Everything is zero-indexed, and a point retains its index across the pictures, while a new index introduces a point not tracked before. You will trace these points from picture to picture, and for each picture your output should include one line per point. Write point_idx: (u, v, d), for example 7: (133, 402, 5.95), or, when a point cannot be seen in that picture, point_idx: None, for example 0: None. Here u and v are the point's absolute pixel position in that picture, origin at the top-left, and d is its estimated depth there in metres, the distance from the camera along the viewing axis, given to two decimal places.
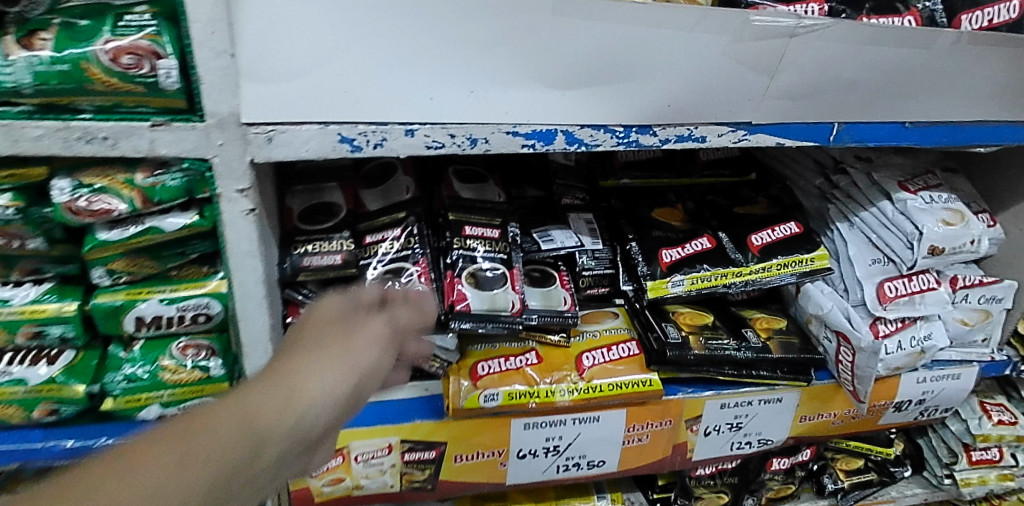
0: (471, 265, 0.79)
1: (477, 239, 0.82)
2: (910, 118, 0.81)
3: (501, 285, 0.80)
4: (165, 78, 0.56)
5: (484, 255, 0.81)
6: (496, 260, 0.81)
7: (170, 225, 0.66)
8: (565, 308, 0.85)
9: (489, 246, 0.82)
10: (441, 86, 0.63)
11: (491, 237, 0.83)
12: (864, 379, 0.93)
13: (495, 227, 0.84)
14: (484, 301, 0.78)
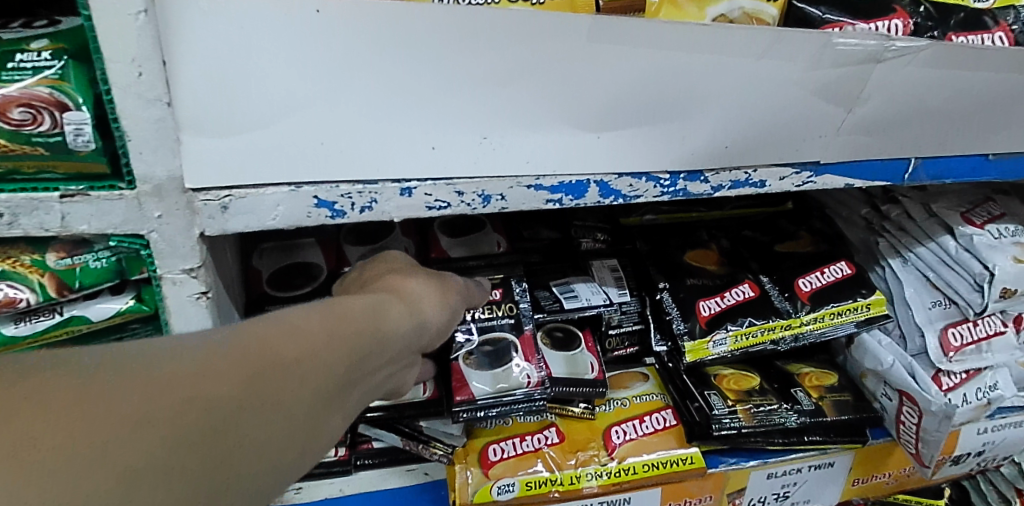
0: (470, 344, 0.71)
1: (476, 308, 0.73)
2: (995, 149, 0.68)
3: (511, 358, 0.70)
4: (74, 136, 0.42)
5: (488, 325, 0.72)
6: (500, 330, 0.72)
7: (97, 314, 0.52)
8: (593, 375, 0.73)
9: (490, 312, 0.73)
10: (446, 134, 0.50)
11: (493, 301, 0.73)
12: (932, 444, 0.79)
13: (497, 286, 0.75)
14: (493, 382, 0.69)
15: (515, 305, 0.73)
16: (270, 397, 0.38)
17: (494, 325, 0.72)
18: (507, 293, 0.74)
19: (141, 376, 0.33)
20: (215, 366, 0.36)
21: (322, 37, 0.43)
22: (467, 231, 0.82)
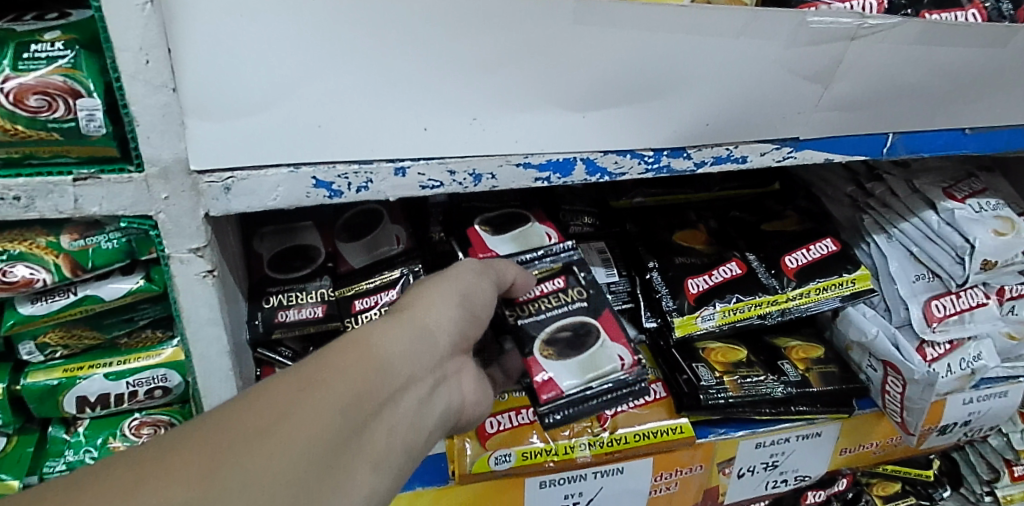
0: (544, 333, 0.65)
1: (536, 301, 0.67)
2: (971, 124, 0.70)
3: (593, 339, 0.65)
4: (86, 121, 0.45)
5: (553, 316, 0.66)
6: (578, 313, 0.66)
7: (110, 293, 0.54)
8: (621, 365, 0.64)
9: (557, 300, 0.67)
10: (438, 115, 0.52)
11: (556, 293, 0.67)
12: (916, 411, 0.83)
13: (557, 275, 0.68)
14: (580, 372, 0.64)
15: (580, 287, 0.68)
16: (285, 464, 0.40)
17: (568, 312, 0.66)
18: (569, 279, 0.68)
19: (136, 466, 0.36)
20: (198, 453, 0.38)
21: (319, 22, 0.45)
22: (506, 223, 0.73)
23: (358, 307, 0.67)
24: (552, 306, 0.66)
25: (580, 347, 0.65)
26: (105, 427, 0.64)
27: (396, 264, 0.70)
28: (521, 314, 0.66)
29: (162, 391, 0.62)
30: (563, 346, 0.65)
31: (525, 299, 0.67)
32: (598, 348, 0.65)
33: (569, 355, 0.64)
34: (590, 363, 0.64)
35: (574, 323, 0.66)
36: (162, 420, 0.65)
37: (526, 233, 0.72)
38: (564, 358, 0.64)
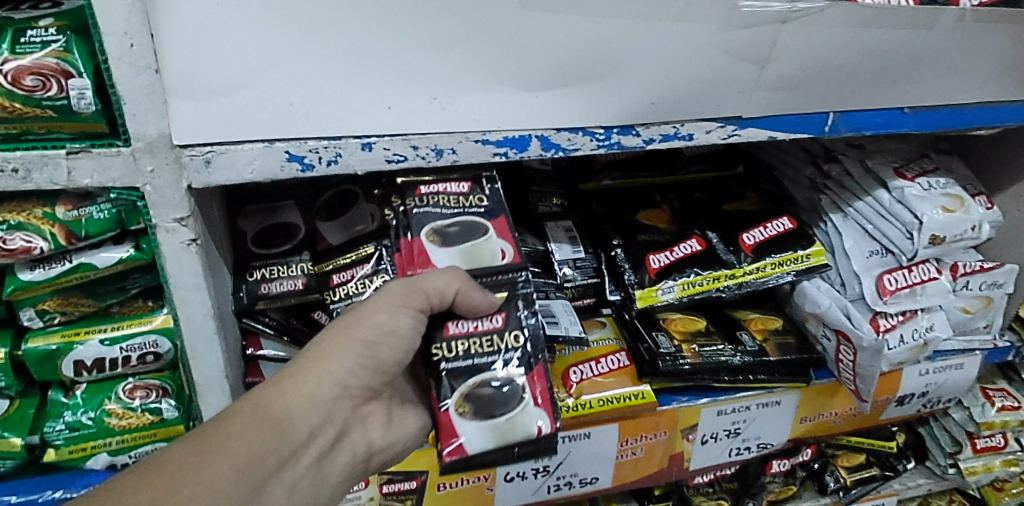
0: (463, 386, 0.62)
1: (464, 339, 0.64)
2: (907, 103, 0.75)
3: (516, 401, 0.63)
4: (77, 99, 0.50)
5: (477, 362, 0.63)
6: (505, 366, 0.63)
7: (102, 261, 0.59)
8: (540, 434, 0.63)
9: (489, 345, 0.64)
10: (400, 95, 0.57)
11: (487, 334, 0.64)
12: (868, 378, 0.87)
13: (496, 311, 0.65)
14: (492, 436, 0.62)
15: (518, 333, 0.65)
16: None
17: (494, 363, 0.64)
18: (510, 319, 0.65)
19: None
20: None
21: (286, 8, 0.50)
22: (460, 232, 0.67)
23: (335, 281, 0.73)
24: (479, 351, 0.64)
25: (501, 407, 0.63)
26: (101, 391, 0.69)
27: (369, 239, 0.74)
28: (447, 356, 0.64)
29: (153, 356, 0.67)
30: (484, 401, 0.63)
31: (455, 336, 0.64)
32: (519, 411, 0.63)
33: (483, 415, 0.62)
34: (503, 427, 0.62)
35: (500, 379, 0.63)
36: (153, 385, 0.69)
37: (478, 248, 0.67)
38: (476, 418, 0.62)
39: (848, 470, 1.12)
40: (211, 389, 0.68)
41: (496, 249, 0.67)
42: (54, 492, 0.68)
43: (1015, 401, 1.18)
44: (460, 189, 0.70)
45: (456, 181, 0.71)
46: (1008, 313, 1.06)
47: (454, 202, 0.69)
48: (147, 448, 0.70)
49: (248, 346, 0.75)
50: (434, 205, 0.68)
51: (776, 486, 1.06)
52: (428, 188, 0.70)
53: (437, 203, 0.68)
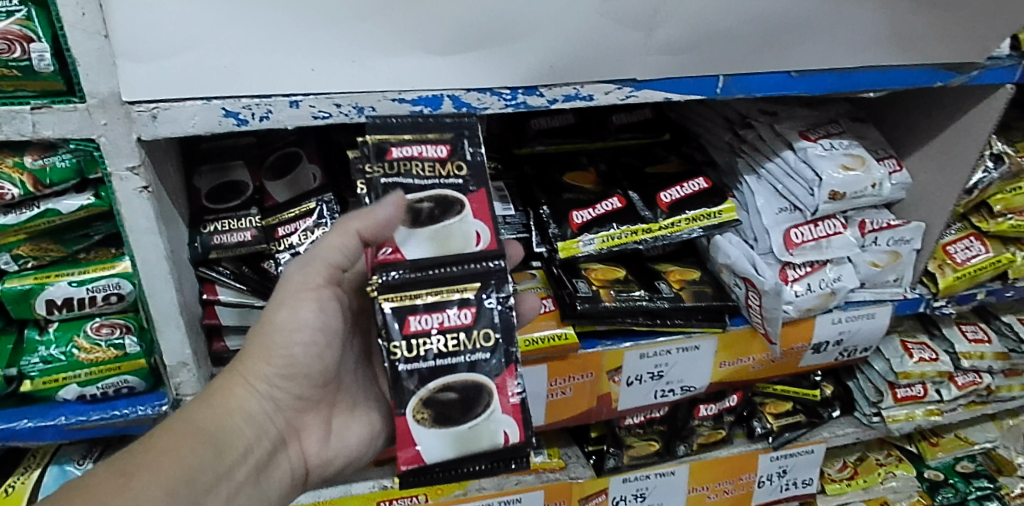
0: (422, 389, 0.67)
1: (429, 332, 0.67)
2: (795, 67, 0.84)
3: (480, 410, 0.68)
4: (38, 60, 0.59)
5: (437, 359, 0.67)
6: (473, 367, 0.68)
7: (65, 207, 0.68)
8: (504, 441, 0.69)
9: (453, 344, 0.68)
10: (322, 59, 0.65)
11: (451, 327, 0.68)
12: (773, 320, 0.97)
13: (464, 305, 0.68)
14: (458, 442, 0.68)
15: (485, 330, 0.68)
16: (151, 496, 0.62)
17: (459, 362, 0.68)
18: (479, 314, 0.68)
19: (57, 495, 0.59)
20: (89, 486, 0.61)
21: None
22: (433, 213, 0.68)
23: (281, 233, 0.82)
24: (443, 345, 0.68)
25: (466, 415, 0.68)
26: (72, 328, 0.78)
27: (311, 196, 0.83)
28: (407, 357, 0.67)
29: (116, 297, 0.76)
30: (448, 407, 0.68)
31: (415, 333, 0.67)
32: (483, 421, 0.69)
33: (443, 423, 0.68)
34: (465, 436, 0.68)
35: (465, 384, 0.68)
36: (117, 323, 0.78)
37: (449, 231, 0.68)
38: (436, 426, 0.68)
39: (774, 415, 1.21)
40: (168, 327, 0.76)
41: (471, 233, 0.68)
42: (28, 421, 0.78)
43: (931, 352, 1.28)
44: (438, 154, 0.70)
45: (434, 143, 0.70)
46: (917, 267, 1.15)
47: (429, 172, 0.69)
48: (114, 379, 0.79)
49: (204, 293, 0.83)
50: (409, 176, 0.68)
51: (705, 430, 1.16)
52: (402, 151, 0.69)
53: (411, 171, 0.69)
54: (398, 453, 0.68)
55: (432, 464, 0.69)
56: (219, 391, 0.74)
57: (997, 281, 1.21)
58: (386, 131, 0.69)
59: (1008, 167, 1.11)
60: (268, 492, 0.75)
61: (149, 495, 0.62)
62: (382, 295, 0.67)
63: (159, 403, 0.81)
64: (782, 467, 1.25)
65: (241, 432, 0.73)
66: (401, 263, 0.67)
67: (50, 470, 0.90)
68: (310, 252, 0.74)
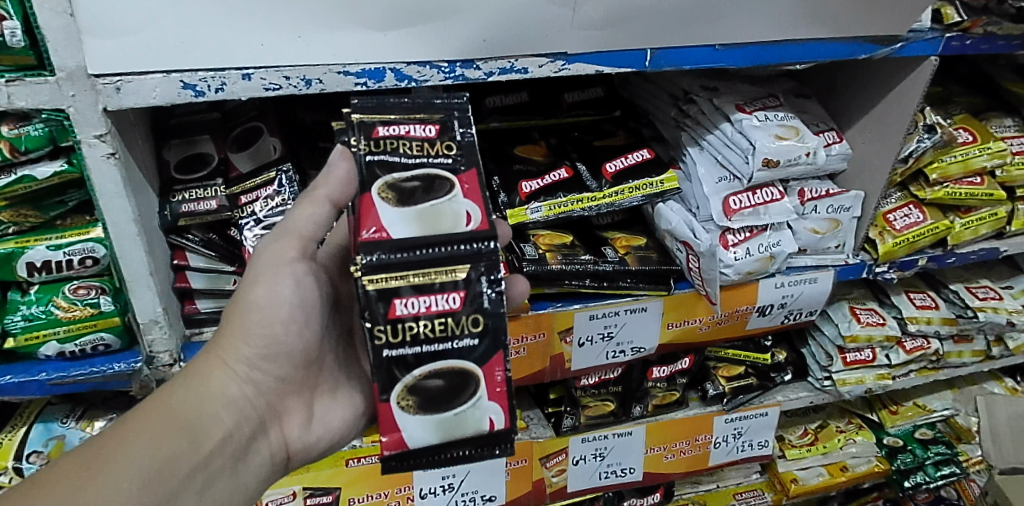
0: (409, 376, 0.67)
1: (417, 316, 0.67)
2: (719, 41, 0.90)
3: (466, 398, 0.69)
4: (10, 36, 0.65)
5: (426, 346, 0.67)
6: (462, 352, 0.68)
7: (40, 173, 0.75)
8: (487, 429, 0.70)
9: (441, 328, 0.67)
10: (269, 34, 0.72)
11: (441, 311, 0.67)
12: (710, 281, 1.03)
13: (454, 291, 0.67)
14: (442, 428, 0.69)
15: (473, 315, 0.68)
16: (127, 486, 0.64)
17: (446, 349, 0.68)
18: (467, 299, 0.67)
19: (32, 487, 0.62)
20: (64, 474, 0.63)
21: None
22: (422, 192, 0.68)
23: (243, 200, 0.88)
24: (429, 330, 0.67)
25: (452, 402, 0.69)
26: (51, 290, 0.84)
27: (272, 166, 0.90)
28: (391, 342, 0.66)
29: (91, 260, 0.82)
30: (433, 393, 0.68)
31: (402, 317, 0.66)
32: (467, 409, 0.69)
33: (429, 409, 0.69)
34: (450, 423, 0.69)
35: (449, 370, 0.68)
36: (93, 285, 0.84)
37: (438, 209, 0.68)
38: (421, 412, 0.68)
39: (726, 378, 1.28)
40: (140, 286, 0.83)
41: (461, 211, 0.68)
42: (11, 376, 0.85)
43: (879, 317, 1.34)
44: (426, 133, 0.72)
45: (421, 124, 0.73)
46: (858, 235, 1.19)
47: (416, 150, 0.71)
48: (90, 335, 0.85)
49: (175, 259, 0.90)
50: (394, 154, 0.70)
51: (659, 391, 1.23)
52: (388, 131, 0.72)
53: (397, 150, 0.71)
54: (382, 438, 0.68)
55: (416, 450, 0.70)
56: (197, 375, 0.75)
57: (939, 248, 1.27)
58: (373, 111, 0.73)
59: (941, 137, 1.15)
60: (249, 477, 0.77)
61: (119, 486, 0.64)
62: (366, 277, 0.66)
63: (134, 359, 0.88)
64: (737, 429, 1.31)
65: (221, 417, 0.74)
66: (386, 242, 0.66)
67: (36, 427, 0.98)
68: (283, 225, 0.77)
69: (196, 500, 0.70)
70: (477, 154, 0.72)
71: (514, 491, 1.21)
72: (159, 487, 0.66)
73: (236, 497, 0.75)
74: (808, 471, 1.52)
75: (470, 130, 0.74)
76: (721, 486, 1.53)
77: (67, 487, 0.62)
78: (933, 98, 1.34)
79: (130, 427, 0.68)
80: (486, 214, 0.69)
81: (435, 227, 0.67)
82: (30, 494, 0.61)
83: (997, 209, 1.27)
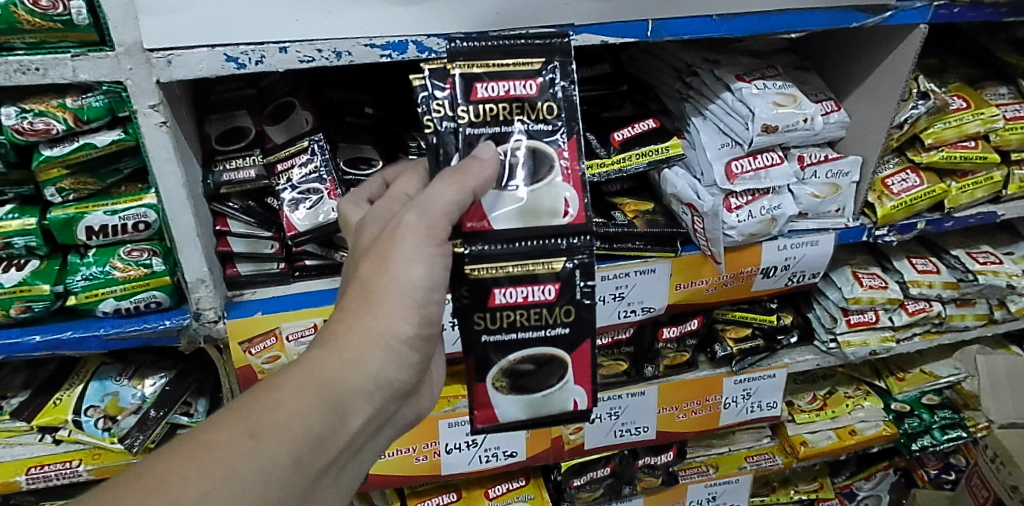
0: (504, 362, 0.81)
1: (515, 304, 0.79)
2: (715, 11, 0.95)
3: (554, 382, 0.84)
4: (76, 14, 0.73)
5: (519, 330, 0.80)
6: (552, 342, 0.81)
7: (100, 141, 0.84)
8: (570, 407, 0.86)
9: (536, 315, 0.80)
10: (302, 10, 0.79)
11: (537, 300, 0.79)
12: (716, 241, 1.11)
13: (552, 282, 0.79)
14: (534, 405, 0.85)
15: (566, 307, 0.80)
16: (285, 467, 0.63)
17: (540, 336, 0.81)
18: (561, 292, 0.79)
19: (195, 454, 0.59)
20: (226, 443, 0.61)
21: None
22: (526, 173, 0.78)
23: (279, 168, 0.96)
24: (524, 315, 0.80)
25: (545, 384, 0.84)
26: (107, 252, 0.93)
27: (303, 137, 0.97)
28: (490, 328, 0.80)
29: (144, 225, 0.90)
30: (524, 376, 0.83)
31: (500, 306, 0.79)
32: (555, 391, 0.84)
33: (520, 391, 0.84)
34: (538, 402, 0.85)
35: (540, 357, 0.82)
36: (145, 248, 0.92)
37: (539, 195, 0.78)
38: (513, 393, 0.84)
39: (734, 340, 1.34)
40: (188, 246, 0.91)
41: (559, 198, 0.78)
42: (72, 332, 0.94)
43: (881, 280, 1.38)
44: (527, 91, 0.79)
45: (523, 80, 0.79)
46: (858, 199, 1.24)
47: (516, 112, 0.79)
48: (143, 294, 0.93)
49: (217, 225, 0.97)
50: (496, 121, 0.78)
51: (670, 352, 1.31)
52: (488, 90, 0.78)
53: (498, 115, 0.78)
54: (476, 412, 0.85)
55: (505, 422, 0.86)
56: (356, 350, 0.72)
57: (936, 212, 1.32)
58: (475, 62, 0.78)
59: (935, 103, 1.20)
60: (372, 451, 0.77)
61: (279, 463, 0.63)
62: (472, 267, 0.78)
63: (182, 317, 0.96)
64: (746, 390, 1.37)
65: (371, 398, 0.73)
66: (487, 233, 0.77)
67: (92, 384, 1.10)
68: (427, 204, 0.73)
69: (333, 479, 0.70)
70: (576, 119, 0.80)
71: (533, 448, 1.30)
72: (310, 469, 0.66)
73: (360, 473, 0.76)
74: (818, 435, 1.56)
75: (568, 87, 0.80)
76: (733, 450, 1.59)
77: (233, 462, 0.60)
78: (930, 69, 1.38)
79: (287, 401, 0.66)
80: (582, 208, 0.78)
81: (535, 215, 0.78)
82: (189, 466, 0.58)
83: (993, 173, 1.31)
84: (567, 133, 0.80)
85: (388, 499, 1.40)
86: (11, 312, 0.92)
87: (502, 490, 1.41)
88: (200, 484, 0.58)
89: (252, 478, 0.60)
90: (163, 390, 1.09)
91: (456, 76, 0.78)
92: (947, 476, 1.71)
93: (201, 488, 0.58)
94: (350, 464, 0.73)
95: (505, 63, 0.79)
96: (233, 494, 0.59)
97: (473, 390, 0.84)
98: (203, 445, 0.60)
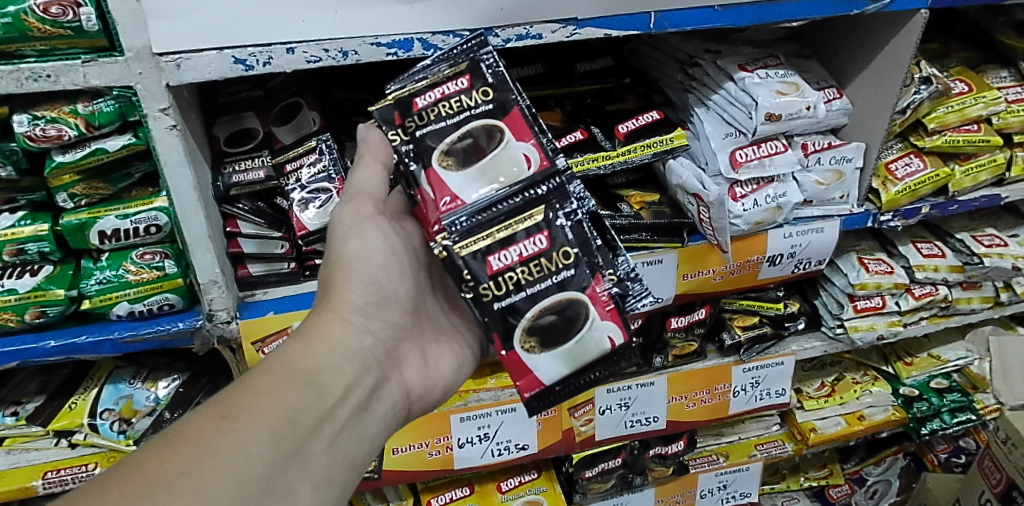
0: (522, 320, 0.77)
1: (515, 264, 0.76)
2: (718, 2, 0.95)
3: (581, 324, 0.77)
4: (86, 21, 0.74)
5: (528, 287, 0.76)
6: (568, 288, 0.77)
7: (111, 146, 0.85)
8: (610, 345, 0.78)
9: (539, 270, 0.77)
10: (309, 11, 0.80)
11: (532, 254, 0.77)
12: (721, 230, 1.11)
13: (539, 233, 0.77)
14: (572, 357, 0.78)
15: (562, 249, 0.77)
16: (259, 437, 0.66)
17: (549, 286, 0.77)
18: (552, 237, 0.77)
19: (170, 439, 0.64)
20: (197, 426, 0.65)
21: None
22: (479, 146, 0.78)
23: (289, 168, 0.98)
24: (526, 276, 0.76)
25: (575, 329, 0.77)
26: (120, 256, 0.93)
27: (312, 137, 1.00)
28: (498, 294, 0.76)
29: (155, 228, 0.91)
30: (550, 329, 0.77)
31: (500, 272, 0.76)
32: (588, 334, 0.77)
33: (551, 346, 0.77)
34: (574, 352, 0.78)
35: (558, 302, 0.77)
36: (157, 251, 0.93)
37: (497, 162, 0.77)
38: (545, 351, 0.78)
39: (742, 328, 1.35)
40: (199, 248, 0.91)
41: (518, 156, 0.78)
42: (87, 336, 0.95)
43: (887, 266, 1.38)
44: (459, 87, 0.79)
45: (453, 79, 0.80)
46: (863, 185, 1.24)
47: (456, 107, 0.79)
48: (156, 296, 0.94)
49: (228, 227, 0.98)
50: (439, 120, 0.78)
51: (678, 341, 1.33)
52: (426, 100, 0.79)
53: (440, 115, 0.78)
54: (518, 382, 0.79)
55: (552, 385, 0.79)
56: (316, 329, 0.78)
57: (941, 196, 1.32)
58: (406, 84, 0.80)
59: (937, 87, 1.21)
60: (375, 428, 0.79)
61: (253, 435, 0.66)
62: (460, 244, 0.75)
63: (195, 318, 0.98)
64: (754, 378, 1.38)
65: (343, 368, 0.77)
66: (463, 208, 0.76)
67: (107, 387, 1.11)
68: (351, 190, 0.84)
69: (328, 450, 0.72)
70: (510, 89, 0.80)
71: (544, 441, 1.31)
72: (290, 438, 0.69)
73: (364, 450, 0.77)
74: (827, 421, 1.57)
75: (494, 67, 0.81)
76: (742, 438, 1.60)
77: (208, 439, 0.64)
78: (931, 54, 1.39)
79: (256, 383, 0.70)
80: (542, 153, 0.78)
81: (500, 180, 0.77)
82: (167, 448, 0.62)
83: (995, 155, 1.32)
84: (511, 104, 0.79)
85: (401, 495, 1.41)
86: (26, 318, 0.93)
87: (514, 483, 1.43)
88: (180, 464, 0.61)
89: (229, 452, 0.64)
90: (178, 391, 1.11)
91: (393, 104, 0.79)
92: (957, 459, 1.72)
93: (181, 467, 0.61)
94: (348, 437, 0.75)
95: (435, 74, 0.80)
96: (212, 467, 0.62)
97: (505, 361, 0.78)
98: (176, 431, 0.65)
